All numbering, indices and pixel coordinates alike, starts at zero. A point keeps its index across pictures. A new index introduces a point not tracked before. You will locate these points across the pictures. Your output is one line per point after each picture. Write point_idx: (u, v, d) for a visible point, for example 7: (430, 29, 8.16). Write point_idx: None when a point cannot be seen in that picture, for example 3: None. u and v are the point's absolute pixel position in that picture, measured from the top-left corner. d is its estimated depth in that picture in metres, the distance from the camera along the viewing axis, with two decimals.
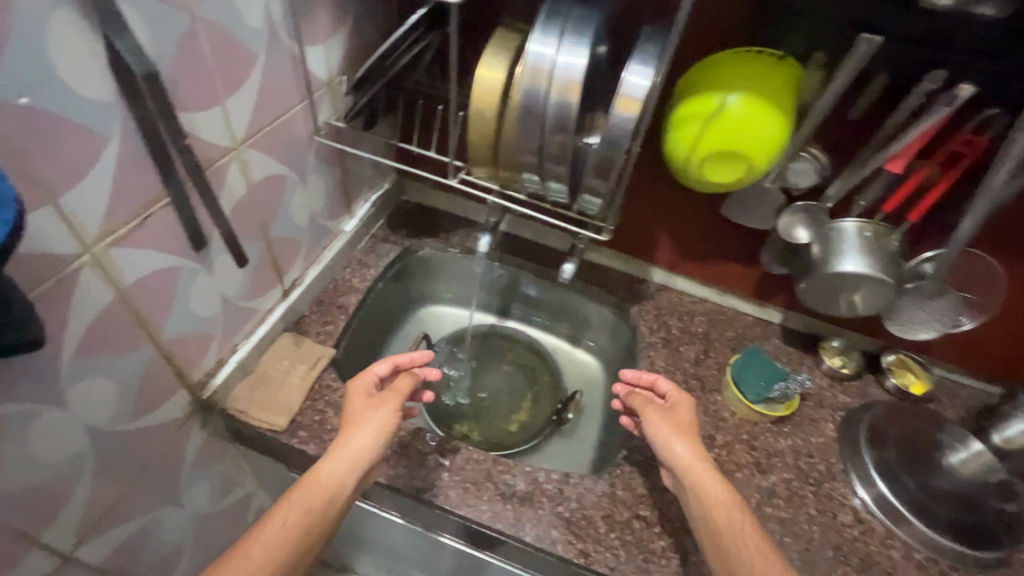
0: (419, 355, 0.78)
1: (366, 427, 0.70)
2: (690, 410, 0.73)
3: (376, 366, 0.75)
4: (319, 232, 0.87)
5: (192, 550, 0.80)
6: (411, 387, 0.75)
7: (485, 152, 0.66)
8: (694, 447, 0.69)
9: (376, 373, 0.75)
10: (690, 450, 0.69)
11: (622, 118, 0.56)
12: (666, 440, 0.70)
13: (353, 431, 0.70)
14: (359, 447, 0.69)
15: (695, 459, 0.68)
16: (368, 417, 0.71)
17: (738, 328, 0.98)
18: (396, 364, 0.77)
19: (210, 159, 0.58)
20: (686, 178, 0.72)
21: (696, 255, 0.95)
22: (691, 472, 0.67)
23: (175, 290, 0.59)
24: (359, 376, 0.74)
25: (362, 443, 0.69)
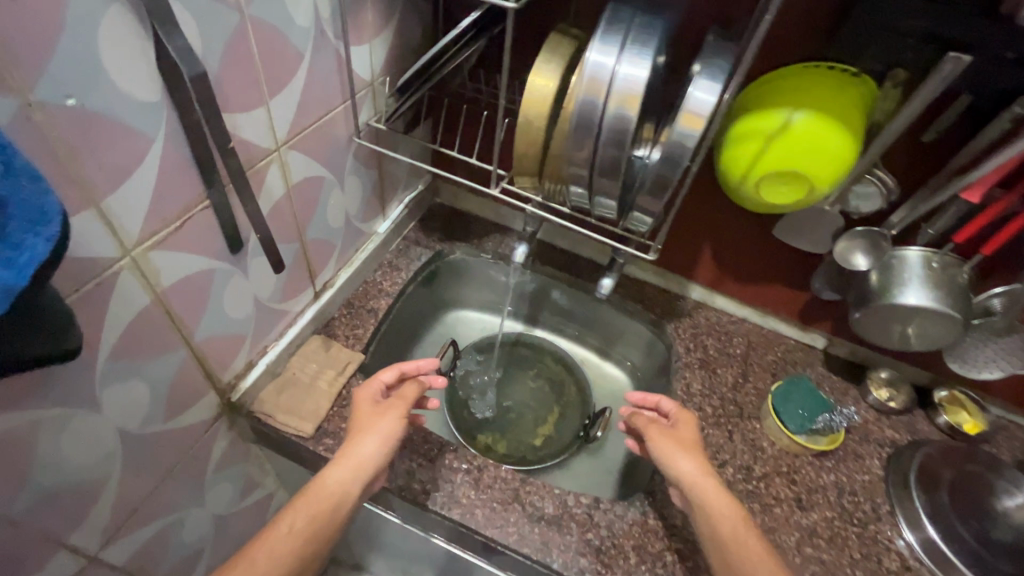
0: (426, 362, 0.77)
1: (371, 434, 0.68)
2: (693, 426, 0.72)
3: (382, 373, 0.74)
4: (352, 234, 0.85)
5: (212, 550, 0.79)
6: (417, 395, 0.73)
7: (531, 163, 0.63)
8: (697, 462, 0.67)
9: (382, 380, 0.74)
10: (694, 466, 0.67)
11: (684, 133, 0.54)
12: (670, 457, 0.68)
13: (358, 438, 0.68)
14: (365, 454, 0.67)
15: (699, 474, 0.66)
16: (373, 424, 0.69)
17: (779, 352, 0.94)
18: (402, 371, 0.75)
19: (252, 161, 0.57)
20: (739, 196, 0.68)
21: (739, 274, 0.91)
22: (695, 487, 0.65)
23: (211, 292, 0.58)
24: (365, 383, 0.73)
25: (367, 450, 0.67)
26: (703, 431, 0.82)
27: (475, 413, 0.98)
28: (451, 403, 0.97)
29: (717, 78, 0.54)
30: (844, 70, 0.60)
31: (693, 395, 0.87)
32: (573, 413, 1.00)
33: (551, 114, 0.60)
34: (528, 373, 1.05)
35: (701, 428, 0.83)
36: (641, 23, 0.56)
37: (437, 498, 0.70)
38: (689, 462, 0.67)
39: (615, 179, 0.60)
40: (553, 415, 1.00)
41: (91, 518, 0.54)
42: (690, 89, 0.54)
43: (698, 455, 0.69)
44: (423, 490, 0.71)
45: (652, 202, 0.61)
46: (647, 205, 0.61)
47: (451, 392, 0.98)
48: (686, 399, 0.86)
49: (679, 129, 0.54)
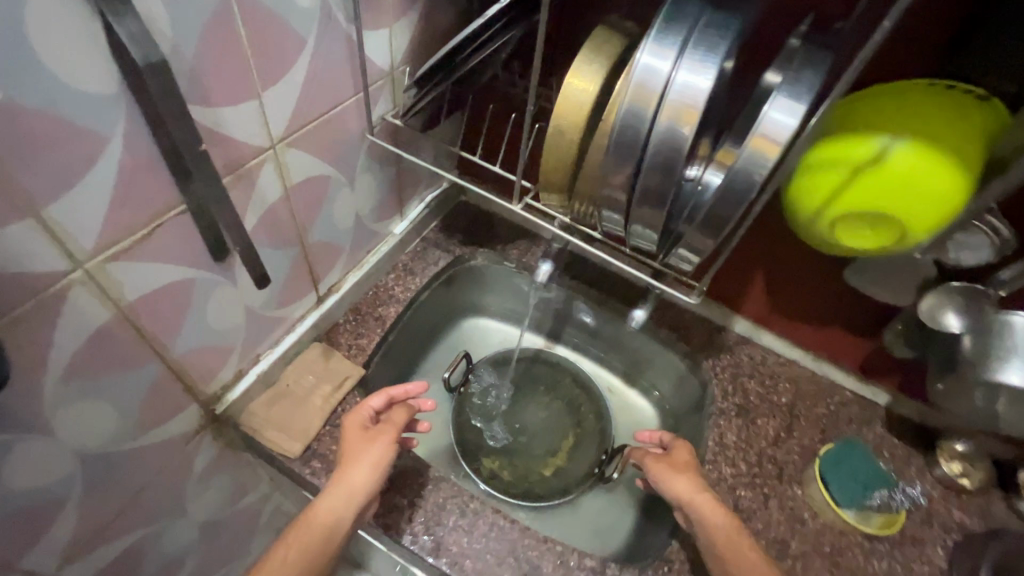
0: (414, 386, 0.70)
1: (362, 461, 0.62)
2: (688, 448, 0.70)
3: (370, 399, 0.67)
4: (363, 235, 0.78)
5: (197, 558, 0.76)
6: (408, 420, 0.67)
7: (559, 180, 0.54)
8: (689, 481, 0.65)
9: (370, 407, 0.67)
10: (686, 486, 0.65)
11: (754, 160, 0.44)
12: (665, 476, 0.67)
13: (348, 466, 0.62)
14: (354, 483, 0.61)
15: (695, 491, 0.64)
16: (362, 452, 0.63)
17: (832, 405, 0.82)
18: (391, 397, 0.69)
19: (239, 161, 0.50)
20: (810, 236, 0.57)
21: (794, 312, 0.79)
22: (690, 504, 0.63)
23: (190, 303, 0.52)
24: (354, 410, 0.67)
25: (357, 479, 0.61)
26: (735, 493, 0.72)
27: (482, 434, 0.91)
28: (458, 422, 0.89)
29: (802, 97, 0.43)
30: (965, 91, 0.48)
31: (727, 448, 0.76)
32: (585, 449, 0.90)
33: (588, 125, 0.50)
34: (541, 397, 0.96)
35: (732, 488, 0.73)
36: (708, 20, 0.45)
37: (427, 541, 0.64)
38: (687, 483, 0.65)
39: (658, 209, 0.50)
40: (566, 444, 0.91)
41: (49, 540, 0.50)
42: (765, 106, 0.43)
43: (692, 473, 0.66)
44: (411, 531, 0.64)
45: (703, 239, 0.51)
46: (697, 242, 0.51)
47: (459, 410, 0.90)
48: (718, 451, 0.76)
49: (746, 155, 0.44)
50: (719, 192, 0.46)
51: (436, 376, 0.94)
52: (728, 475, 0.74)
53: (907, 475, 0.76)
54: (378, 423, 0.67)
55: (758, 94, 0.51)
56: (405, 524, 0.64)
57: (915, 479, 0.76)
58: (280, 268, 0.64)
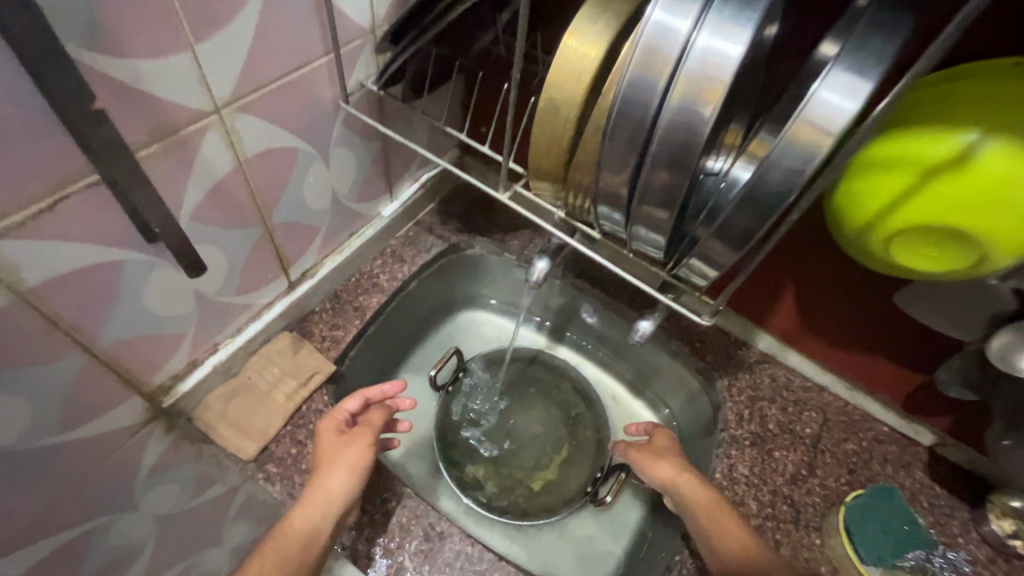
0: (390, 384, 0.62)
1: (339, 466, 0.55)
2: (669, 435, 0.69)
3: (345, 401, 0.60)
4: (343, 216, 0.71)
5: None
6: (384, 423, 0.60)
7: (550, 167, 0.45)
8: (672, 465, 0.64)
9: (345, 409, 0.60)
10: (670, 470, 0.64)
11: (798, 153, 0.34)
12: (647, 461, 0.66)
13: (325, 472, 0.55)
14: (331, 493, 0.54)
15: (680, 474, 0.63)
16: (336, 457, 0.56)
17: (864, 440, 0.71)
18: (367, 397, 0.61)
19: (172, 126, 0.42)
20: (853, 246, 0.47)
21: (829, 333, 0.69)
22: (676, 487, 0.63)
23: (118, 290, 0.46)
24: (328, 414, 0.59)
25: (333, 487, 0.54)
26: None
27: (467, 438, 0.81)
28: (440, 424, 0.80)
29: (868, 70, 0.32)
30: None
31: (736, 483, 0.67)
32: (578, 467, 0.80)
33: (587, 101, 0.41)
34: (535, 403, 0.85)
35: None
36: None
37: (385, 566, 0.57)
38: (669, 467, 0.65)
39: (666, 209, 0.40)
40: (558, 458, 0.81)
41: None
42: (815, 83, 0.33)
43: (674, 455, 0.66)
44: (368, 553, 0.57)
45: (723, 250, 0.41)
46: (715, 252, 0.41)
47: (444, 411, 0.81)
48: (725, 485, 0.67)
49: (783, 147, 0.34)
50: (743, 194, 0.36)
51: (422, 374, 0.84)
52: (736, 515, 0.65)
53: (948, 532, 0.65)
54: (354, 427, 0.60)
55: (806, 68, 0.41)
56: (359, 543, 0.57)
57: (957, 537, 0.65)
58: (239, 252, 0.57)
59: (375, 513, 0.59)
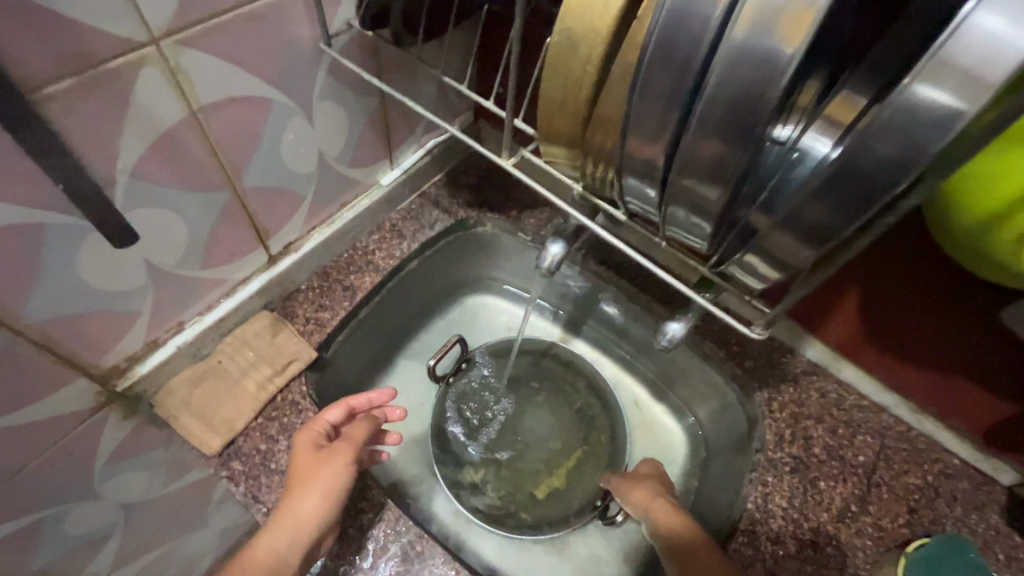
0: (379, 394, 0.55)
1: (312, 490, 0.48)
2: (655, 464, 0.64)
3: (326, 411, 0.53)
4: (332, 183, 0.62)
5: None
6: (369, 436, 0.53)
7: (564, 128, 0.35)
8: (645, 490, 0.59)
9: (325, 421, 0.53)
10: (643, 496, 0.59)
11: (919, 111, 0.23)
12: (622, 486, 0.62)
13: (296, 496, 0.48)
14: (303, 516, 0.47)
15: (651, 499, 0.58)
16: (311, 478, 0.49)
17: (932, 475, 0.60)
18: (351, 407, 0.54)
19: (89, 59, 0.34)
20: (964, 249, 0.39)
21: (902, 347, 0.57)
22: (647, 514, 0.57)
23: (37, 263, 0.38)
24: (306, 425, 0.52)
25: (303, 514, 0.47)
26: None
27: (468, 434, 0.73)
28: (436, 417, 0.72)
29: None
30: None
31: (771, 517, 0.57)
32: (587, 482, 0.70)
33: (614, 38, 0.30)
34: (545, 401, 0.76)
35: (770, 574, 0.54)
36: None
37: None
38: (644, 492, 0.60)
39: (715, 187, 0.30)
40: (567, 466, 0.71)
41: None
42: (966, 5, 0.21)
43: (654, 483, 0.61)
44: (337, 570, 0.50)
45: (791, 244, 0.31)
46: (780, 248, 0.32)
47: (442, 404, 0.73)
48: (759, 520, 0.57)
49: (898, 108, 0.23)
50: (829, 169, 0.26)
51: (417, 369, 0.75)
52: (769, 555, 0.55)
53: None
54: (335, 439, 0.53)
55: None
56: (327, 559, 0.50)
57: None
58: (201, 219, 0.49)
59: (348, 525, 0.52)
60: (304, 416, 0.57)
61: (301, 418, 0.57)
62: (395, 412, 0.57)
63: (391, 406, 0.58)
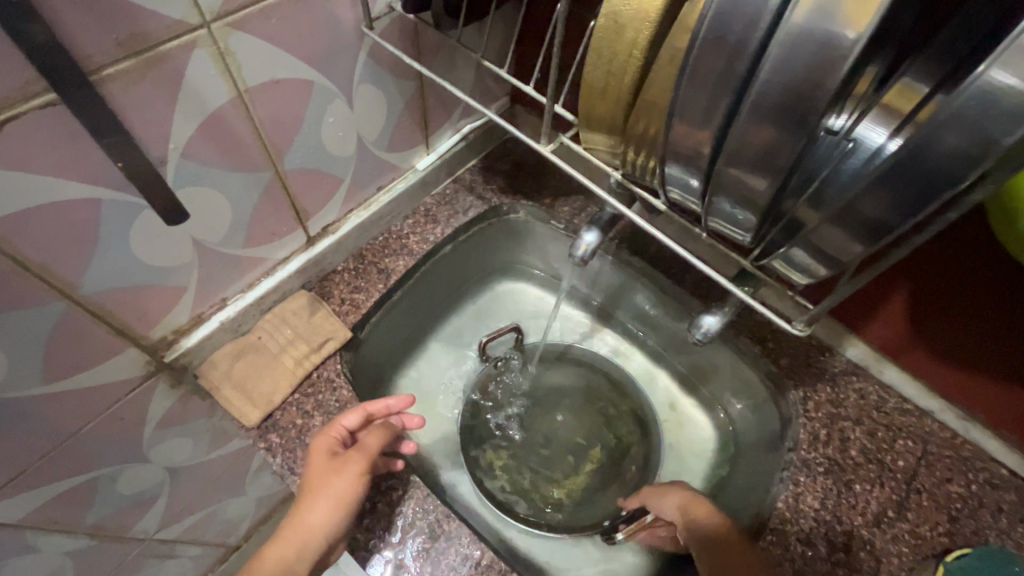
0: (395, 402, 0.55)
1: (324, 498, 0.49)
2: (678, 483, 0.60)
3: (343, 416, 0.54)
4: (369, 166, 0.63)
5: (168, 519, 0.68)
6: (384, 446, 0.53)
7: (606, 114, 0.34)
8: (682, 493, 0.57)
9: (343, 426, 0.54)
10: (679, 500, 0.56)
11: (998, 100, 0.21)
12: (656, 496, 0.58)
13: (308, 503, 0.49)
14: (313, 525, 0.49)
15: (691, 500, 0.55)
16: (325, 487, 0.50)
17: (977, 482, 0.57)
18: (369, 414, 0.55)
19: (147, 39, 0.35)
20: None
21: (954, 350, 0.54)
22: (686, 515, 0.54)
23: (92, 233, 0.40)
24: (325, 430, 0.53)
25: (315, 523, 0.49)
26: None
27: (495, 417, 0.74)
28: (460, 400, 0.73)
29: None
30: None
31: (802, 516, 0.55)
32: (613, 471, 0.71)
33: (662, 22, 0.30)
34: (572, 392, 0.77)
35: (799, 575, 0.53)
36: None
37: (384, 560, 0.51)
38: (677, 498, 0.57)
39: (765, 176, 0.29)
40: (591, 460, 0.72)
41: None
42: None
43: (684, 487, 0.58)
44: (367, 545, 0.52)
45: (841, 240, 0.30)
46: (830, 243, 0.31)
47: (480, 386, 0.74)
48: (789, 519, 0.55)
49: (970, 98, 0.22)
50: (889, 160, 0.25)
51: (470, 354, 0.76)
52: (798, 556, 0.53)
53: None
54: (351, 445, 0.54)
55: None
56: (359, 532, 0.52)
57: None
58: (246, 198, 0.51)
59: (378, 501, 0.53)
60: (338, 393, 0.59)
61: (335, 396, 0.59)
62: (412, 418, 0.57)
63: (409, 415, 0.58)
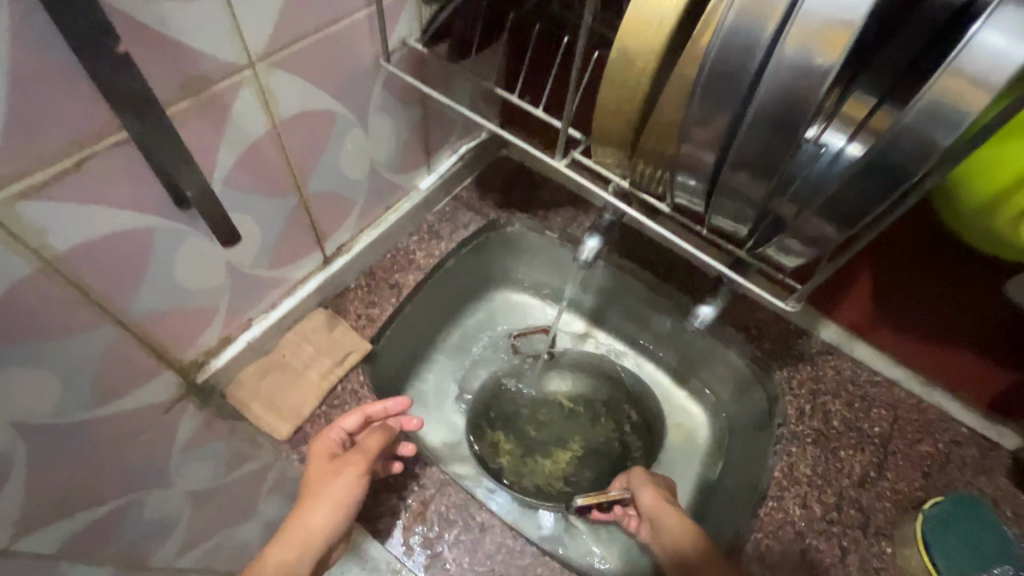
0: (393, 402, 0.59)
1: (325, 499, 0.53)
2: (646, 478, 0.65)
3: (342, 419, 0.57)
4: (381, 187, 0.67)
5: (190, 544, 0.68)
6: (380, 449, 0.55)
7: (618, 131, 0.40)
8: (654, 493, 0.62)
9: (341, 428, 0.57)
10: (650, 499, 0.62)
11: (935, 115, 0.28)
12: (637, 486, 0.64)
13: (309, 504, 0.53)
14: (314, 525, 0.53)
15: (658, 505, 0.61)
16: (325, 487, 0.54)
17: (940, 441, 0.64)
18: (367, 416, 0.58)
19: (202, 79, 0.39)
20: (970, 229, 0.44)
21: (913, 322, 0.62)
22: (655, 517, 0.60)
23: (148, 258, 0.43)
24: (324, 432, 0.57)
25: (315, 522, 0.52)
26: (803, 542, 0.58)
27: (512, 419, 0.78)
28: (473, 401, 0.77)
29: None
30: None
31: (798, 483, 0.61)
32: (622, 469, 0.74)
33: (666, 54, 0.35)
34: (579, 397, 0.81)
35: (801, 536, 0.58)
36: None
37: (423, 555, 0.54)
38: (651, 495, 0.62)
39: (762, 177, 0.35)
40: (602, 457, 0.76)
41: None
42: (974, 25, 0.27)
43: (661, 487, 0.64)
44: (404, 541, 0.55)
45: (826, 228, 0.36)
46: (815, 232, 0.37)
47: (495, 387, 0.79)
48: (786, 485, 0.61)
49: (923, 108, 0.28)
50: (863, 160, 0.31)
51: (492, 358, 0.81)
52: (796, 518, 0.59)
53: None
54: (350, 447, 0.57)
55: (966, 12, 0.34)
56: (397, 531, 0.55)
57: None
58: (273, 222, 0.54)
59: (411, 501, 0.57)
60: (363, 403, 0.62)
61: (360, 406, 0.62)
62: (411, 420, 0.60)
63: (408, 416, 0.61)
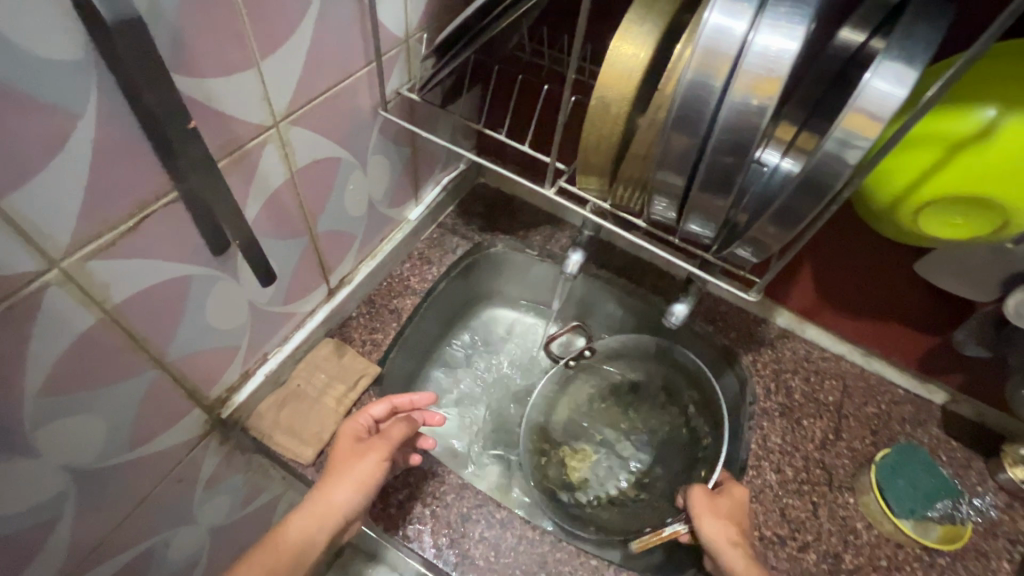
0: (420, 396, 0.64)
1: (348, 479, 0.56)
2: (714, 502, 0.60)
3: (371, 407, 0.62)
4: (376, 221, 0.72)
5: None
6: (404, 437, 0.59)
7: (601, 163, 0.47)
8: (719, 524, 0.58)
9: (369, 415, 0.62)
10: (714, 532, 0.57)
11: (845, 142, 0.37)
12: (700, 517, 0.59)
13: (331, 482, 0.56)
14: (334, 503, 0.55)
15: (721, 538, 0.57)
16: (349, 467, 0.57)
17: (883, 403, 0.75)
18: (393, 405, 0.63)
19: (238, 140, 0.44)
20: (878, 222, 0.53)
21: (850, 303, 0.73)
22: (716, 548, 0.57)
23: (187, 303, 0.47)
24: (353, 417, 0.62)
25: (337, 500, 0.55)
26: (781, 502, 0.67)
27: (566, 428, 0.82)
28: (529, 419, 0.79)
29: (914, 61, 0.35)
30: None
31: (771, 452, 0.70)
32: (694, 456, 0.75)
33: (636, 100, 0.43)
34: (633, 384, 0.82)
35: (779, 497, 0.67)
36: None
37: (451, 555, 0.59)
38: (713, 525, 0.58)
39: (721, 194, 0.43)
40: (680, 443, 0.78)
41: (43, 562, 0.46)
42: (867, 76, 0.36)
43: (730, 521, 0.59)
44: (434, 543, 0.59)
45: (773, 232, 0.44)
46: (766, 236, 0.45)
47: (548, 397, 0.81)
48: (762, 455, 0.70)
49: (838, 138, 0.37)
50: (799, 177, 0.40)
51: (534, 371, 0.88)
52: (772, 480, 0.68)
53: (968, 481, 0.69)
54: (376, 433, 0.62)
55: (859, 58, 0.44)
56: (426, 536, 0.60)
57: (978, 485, 0.69)
58: (287, 262, 0.58)
59: (436, 507, 0.61)
60: None
61: None
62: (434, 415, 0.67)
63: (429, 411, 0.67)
